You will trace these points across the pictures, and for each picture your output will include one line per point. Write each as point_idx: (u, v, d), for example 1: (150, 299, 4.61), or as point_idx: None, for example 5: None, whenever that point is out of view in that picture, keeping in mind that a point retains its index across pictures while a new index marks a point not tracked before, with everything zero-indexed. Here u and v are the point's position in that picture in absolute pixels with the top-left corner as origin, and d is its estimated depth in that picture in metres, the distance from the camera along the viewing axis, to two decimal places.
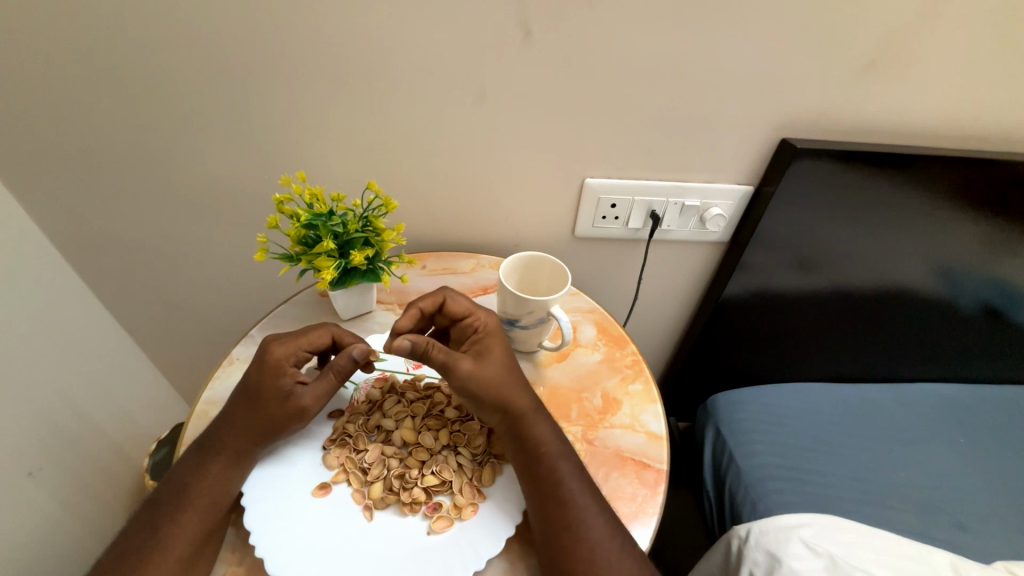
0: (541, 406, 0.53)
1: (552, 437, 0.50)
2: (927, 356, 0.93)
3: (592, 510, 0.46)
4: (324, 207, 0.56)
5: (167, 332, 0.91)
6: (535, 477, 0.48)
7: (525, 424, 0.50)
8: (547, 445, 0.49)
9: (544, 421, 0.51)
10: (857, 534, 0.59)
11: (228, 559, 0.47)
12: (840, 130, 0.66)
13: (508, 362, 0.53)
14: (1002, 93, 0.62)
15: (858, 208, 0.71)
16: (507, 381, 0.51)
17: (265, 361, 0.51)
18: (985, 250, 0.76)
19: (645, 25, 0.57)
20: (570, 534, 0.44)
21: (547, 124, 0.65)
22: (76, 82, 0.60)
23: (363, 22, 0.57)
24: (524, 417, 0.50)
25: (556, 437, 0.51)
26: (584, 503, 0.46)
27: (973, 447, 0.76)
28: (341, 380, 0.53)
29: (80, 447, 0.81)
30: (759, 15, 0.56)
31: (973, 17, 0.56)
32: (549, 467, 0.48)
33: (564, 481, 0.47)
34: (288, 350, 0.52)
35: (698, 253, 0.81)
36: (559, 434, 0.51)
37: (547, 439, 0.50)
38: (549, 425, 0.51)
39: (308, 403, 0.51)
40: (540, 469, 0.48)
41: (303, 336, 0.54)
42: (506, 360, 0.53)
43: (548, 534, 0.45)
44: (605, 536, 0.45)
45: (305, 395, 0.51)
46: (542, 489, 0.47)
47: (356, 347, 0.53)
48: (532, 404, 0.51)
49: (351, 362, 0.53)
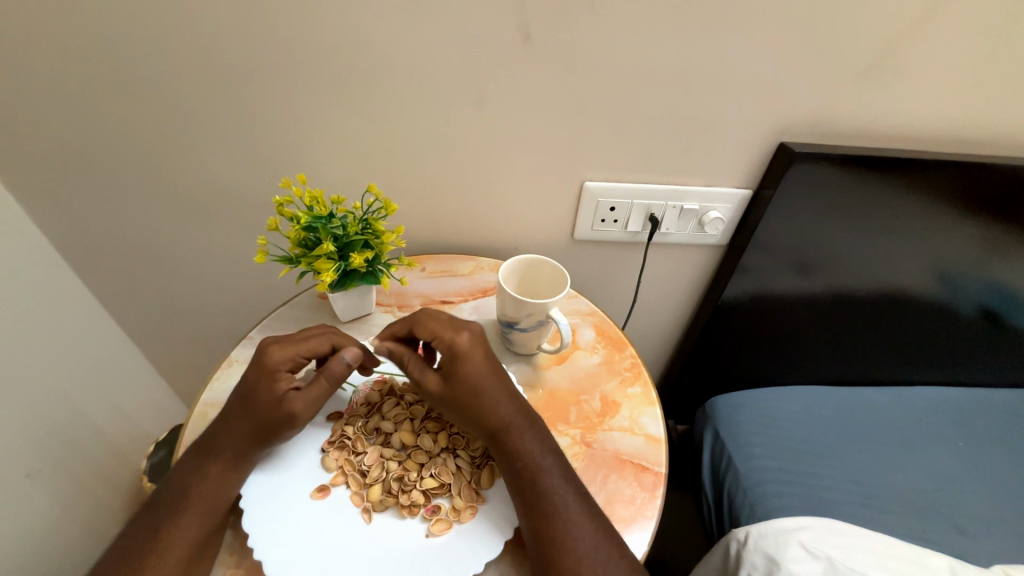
0: (530, 417, 0.52)
1: (537, 450, 0.49)
2: (925, 359, 0.93)
3: (580, 522, 0.45)
4: (324, 210, 0.57)
5: (165, 333, 0.91)
6: (522, 490, 0.47)
7: (505, 438, 0.50)
8: (530, 459, 0.48)
9: (532, 434, 0.50)
10: (855, 538, 0.59)
11: (226, 560, 0.47)
12: (839, 134, 0.66)
13: (486, 370, 0.52)
14: (1001, 97, 0.62)
15: (856, 212, 0.71)
16: (479, 390, 0.51)
17: (261, 364, 0.51)
18: (983, 253, 0.76)
19: (645, 28, 0.57)
20: (556, 547, 0.44)
21: (546, 127, 0.65)
22: (76, 83, 0.60)
23: (364, 24, 0.57)
24: (507, 431, 0.50)
25: (542, 451, 0.49)
26: (572, 516, 0.46)
27: (972, 451, 0.77)
28: (334, 387, 0.53)
29: (78, 449, 0.80)
30: (759, 18, 0.56)
31: (969, 22, 0.56)
32: (535, 480, 0.47)
33: (551, 493, 0.47)
34: (285, 355, 0.52)
35: (697, 256, 0.81)
36: (546, 445, 0.50)
37: (532, 453, 0.49)
38: (537, 438, 0.50)
39: (299, 408, 0.50)
40: (525, 483, 0.47)
41: (301, 342, 0.54)
42: (480, 369, 0.52)
43: (536, 546, 0.45)
44: (592, 547, 0.44)
45: (298, 399, 0.50)
46: (527, 503, 0.47)
47: (350, 351, 0.54)
48: (512, 418, 0.50)
49: (345, 367, 0.53)
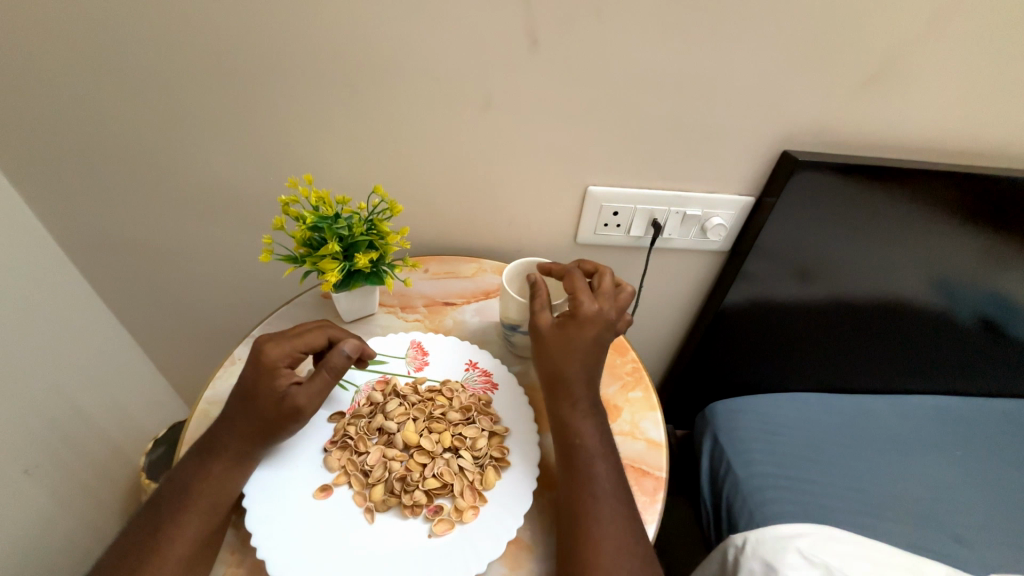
0: (598, 402, 0.54)
1: (594, 433, 0.51)
2: (925, 367, 0.94)
3: (619, 514, 0.47)
4: (330, 210, 0.57)
5: (165, 331, 0.91)
6: (572, 466, 0.49)
7: (570, 409, 0.52)
8: (590, 441, 0.50)
9: (596, 419, 0.52)
10: (853, 546, 0.59)
11: (227, 559, 0.47)
12: (842, 143, 0.66)
13: (590, 345, 0.53)
14: (1003, 109, 0.63)
15: (859, 220, 0.72)
16: (575, 354, 0.53)
17: (259, 362, 0.51)
18: (983, 264, 0.77)
19: (651, 35, 0.58)
20: (585, 527, 0.45)
21: (551, 131, 0.66)
22: (83, 78, 0.60)
23: (372, 26, 0.57)
24: (576, 408, 0.52)
25: (597, 436, 0.51)
26: (608, 503, 0.47)
27: (970, 460, 0.77)
28: (335, 378, 0.52)
29: (76, 445, 0.80)
30: (763, 27, 0.57)
31: (972, 35, 0.57)
32: (587, 462, 0.49)
33: (593, 476, 0.48)
34: (282, 351, 0.51)
35: (699, 261, 0.82)
36: (602, 433, 0.52)
37: (587, 434, 0.51)
38: (598, 424, 0.52)
39: (302, 401, 0.50)
40: (574, 459, 0.49)
41: (298, 337, 0.53)
42: (590, 342, 0.54)
43: (567, 521, 0.46)
44: (618, 539, 0.45)
45: (300, 393, 0.50)
46: (569, 478, 0.49)
47: (348, 343, 0.54)
48: (586, 392, 0.53)
49: (345, 359, 0.53)
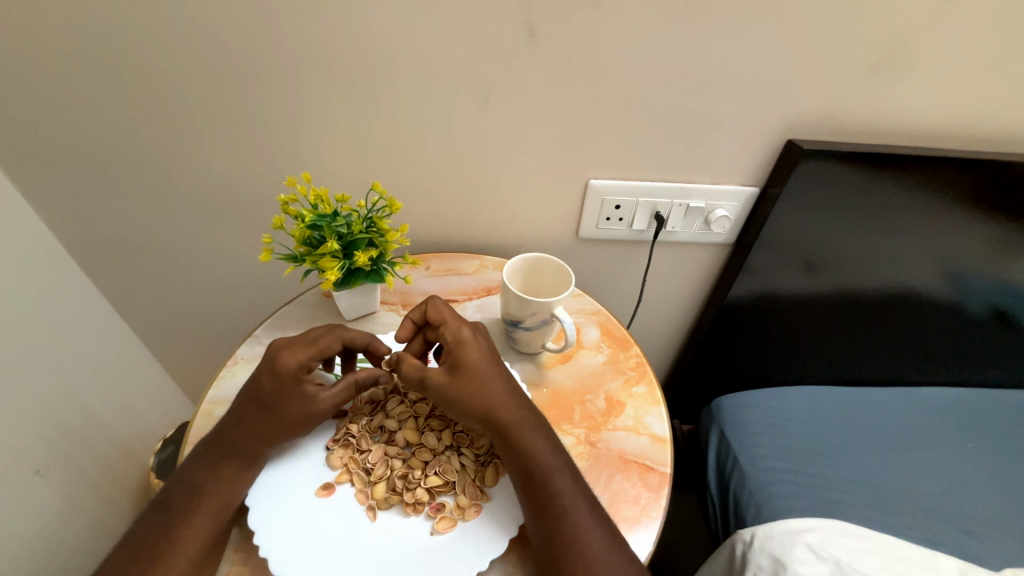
0: (539, 417, 0.52)
1: (545, 450, 0.49)
2: (934, 358, 0.92)
3: (587, 525, 0.45)
4: (328, 208, 0.57)
5: (170, 331, 0.92)
6: (533, 492, 0.47)
7: (511, 436, 0.49)
8: (543, 458, 0.48)
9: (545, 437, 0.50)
10: (861, 539, 0.58)
11: (232, 558, 0.47)
12: (849, 131, 0.65)
13: (487, 362, 0.52)
14: (1014, 91, 0.61)
15: (865, 209, 0.70)
16: (485, 377, 0.51)
17: (279, 372, 0.50)
18: (995, 252, 0.75)
19: (650, 23, 0.56)
20: (565, 548, 0.44)
21: (550, 124, 0.65)
22: (80, 80, 0.60)
23: (367, 20, 0.57)
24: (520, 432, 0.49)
25: (550, 450, 0.49)
26: (581, 518, 0.45)
27: (982, 451, 0.76)
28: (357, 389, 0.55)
29: (86, 444, 0.81)
30: (766, 12, 0.56)
31: (982, 15, 0.55)
32: (546, 481, 0.47)
33: (560, 494, 0.46)
34: (307, 360, 0.52)
35: (703, 254, 0.81)
36: (553, 444, 0.50)
37: (539, 452, 0.48)
38: (546, 438, 0.50)
39: (331, 410, 0.52)
40: (533, 482, 0.47)
41: (318, 345, 0.53)
42: (479, 353, 0.52)
43: (544, 547, 0.44)
44: (600, 550, 0.44)
45: (329, 402, 0.52)
46: (535, 503, 0.46)
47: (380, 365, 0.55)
48: (519, 413, 0.50)
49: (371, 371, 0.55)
